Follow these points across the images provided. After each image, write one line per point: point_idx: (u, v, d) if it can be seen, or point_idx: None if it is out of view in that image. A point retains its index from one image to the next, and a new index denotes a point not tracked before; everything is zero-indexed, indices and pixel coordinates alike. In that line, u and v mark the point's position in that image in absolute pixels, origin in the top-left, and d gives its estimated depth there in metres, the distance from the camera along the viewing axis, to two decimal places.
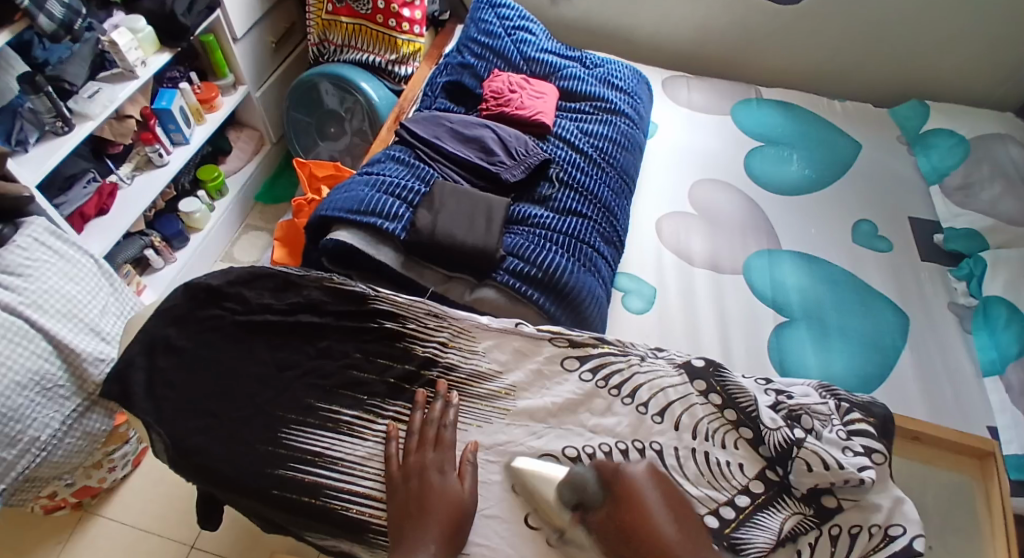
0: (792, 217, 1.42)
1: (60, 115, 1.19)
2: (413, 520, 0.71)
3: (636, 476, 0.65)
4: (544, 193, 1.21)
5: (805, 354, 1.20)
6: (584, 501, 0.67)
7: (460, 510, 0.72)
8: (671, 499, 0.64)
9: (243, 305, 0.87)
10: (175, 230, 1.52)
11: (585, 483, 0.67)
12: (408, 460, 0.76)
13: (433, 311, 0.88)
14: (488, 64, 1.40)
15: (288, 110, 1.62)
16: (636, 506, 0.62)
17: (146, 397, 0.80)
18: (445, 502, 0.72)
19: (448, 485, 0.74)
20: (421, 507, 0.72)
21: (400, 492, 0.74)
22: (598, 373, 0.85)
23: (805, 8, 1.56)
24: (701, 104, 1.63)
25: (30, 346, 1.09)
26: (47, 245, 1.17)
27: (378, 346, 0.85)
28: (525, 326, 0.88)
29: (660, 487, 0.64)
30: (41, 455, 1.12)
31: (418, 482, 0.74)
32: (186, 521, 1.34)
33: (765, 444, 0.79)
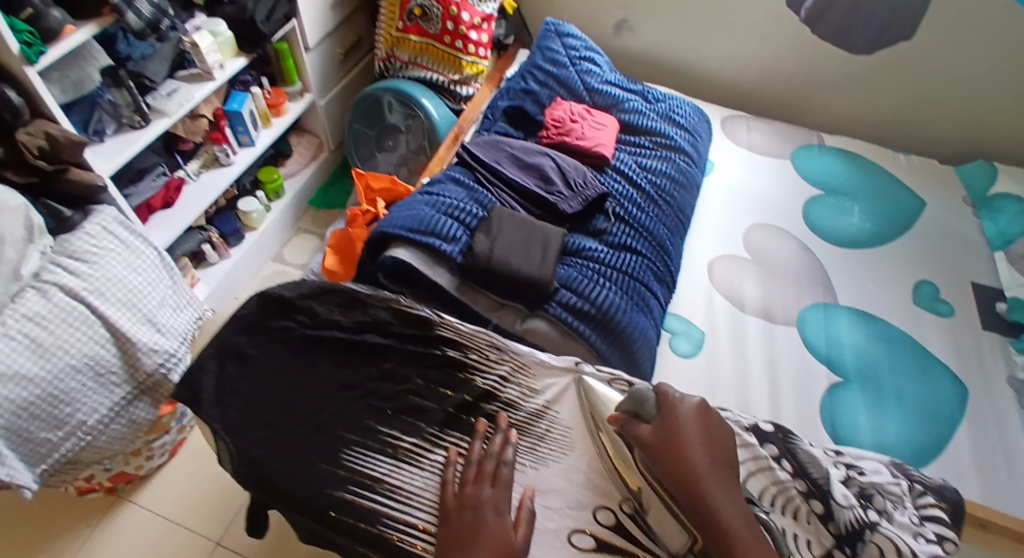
0: (848, 272, 1.41)
1: (138, 111, 1.23)
2: (461, 547, 0.70)
3: (684, 410, 0.75)
4: (599, 226, 1.20)
5: (857, 416, 1.21)
6: (637, 414, 0.78)
7: (511, 550, 0.71)
8: (714, 436, 0.74)
9: (312, 319, 0.89)
10: (233, 227, 1.58)
11: (640, 400, 0.78)
12: (465, 491, 0.75)
13: (494, 344, 0.89)
14: (551, 92, 1.40)
15: (352, 123, 1.66)
16: (677, 431, 0.73)
17: (214, 404, 0.82)
18: (498, 544, 0.70)
19: (505, 526, 0.73)
20: (473, 538, 0.71)
21: (453, 524, 0.73)
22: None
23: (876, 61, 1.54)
24: (763, 146, 1.61)
25: (88, 331, 1.12)
26: (114, 234, 1.20)
27: (438, 374, 0.86)
28: (583, 366, 0.87)
29: (703, 422, 0.75)
30: (86, 439, 1.15)
31: (472, 514, 0.73)
32: (215, 518, 1.36)
33: (834, 521, 0.72)
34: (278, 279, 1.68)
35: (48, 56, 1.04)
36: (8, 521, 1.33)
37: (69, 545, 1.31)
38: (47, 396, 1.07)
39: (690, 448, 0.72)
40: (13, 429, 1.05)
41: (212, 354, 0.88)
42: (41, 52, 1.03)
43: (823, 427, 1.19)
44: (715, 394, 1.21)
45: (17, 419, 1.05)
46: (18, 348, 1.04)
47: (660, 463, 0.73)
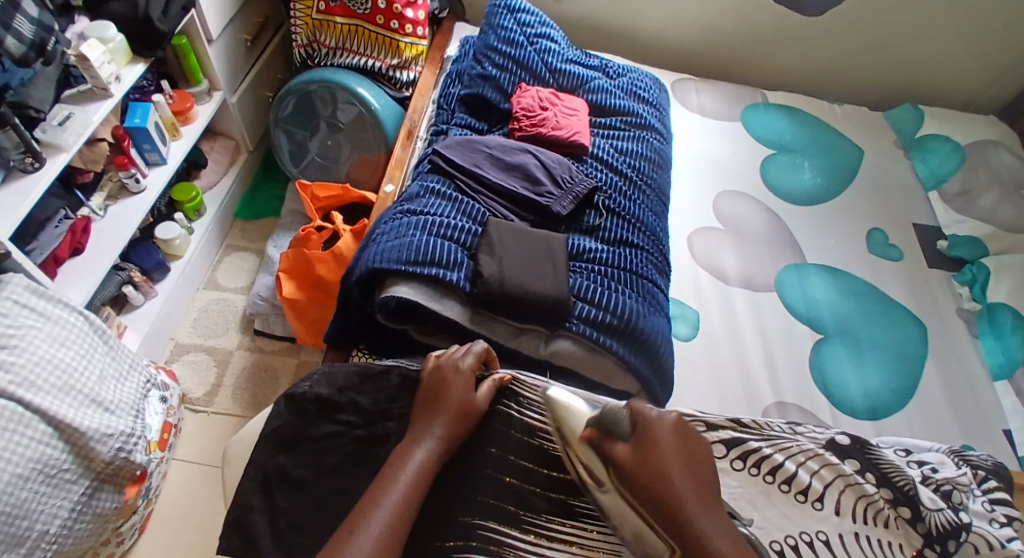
0: (813, 229, 1.45)
1: (29, 151, 1.01)
2: (429, 407, 0.77)
3: (662, 425, 0.66)
4: (592, 223, 1.14)
5: (843, 371, 1.24)
6: (614, 431, 0.68)
7: (472, 415, 0.78)
8: (688, 454, 0.65)
9: (362, 415, 0.83)
10: (155, 260, 1.38)
11: (614, 417, 0.70)
12: (444, 364, 0.81)
13: (554, 394, 0.82)
14: (512, 76, 1.33)
15: (279, 126, 1.60)
16: (656, 454, 0.63)
17: (275, 546, 0.75)
18: (463, 410, 0.77)
19: (470, 389, 0.79)
20: (439, 398, 0.77)
21: (428, 389, 0.79)
22: (749, 460, 0.75)
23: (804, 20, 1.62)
24: (713, 110, 1.62)
25: (26, 432, 0.91)
26: (29, 306, 0.97)
27: (507, 438, 0.81)
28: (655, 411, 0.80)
29: (678, 444, 0.65)
30: (50, 548, 0.97)
31: (439, 378, 0.80)
32: None
33: (923, 523, 0.73)
34: (215, 308, 1.54)
35: None
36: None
37: None
38: None
39: (668, 469, 0.62)
40: None
41: (252, 486, 0.80)
42: None
43: (819, 388, 1.21)
44: (722, 387, 1.19)
45: None
46: None
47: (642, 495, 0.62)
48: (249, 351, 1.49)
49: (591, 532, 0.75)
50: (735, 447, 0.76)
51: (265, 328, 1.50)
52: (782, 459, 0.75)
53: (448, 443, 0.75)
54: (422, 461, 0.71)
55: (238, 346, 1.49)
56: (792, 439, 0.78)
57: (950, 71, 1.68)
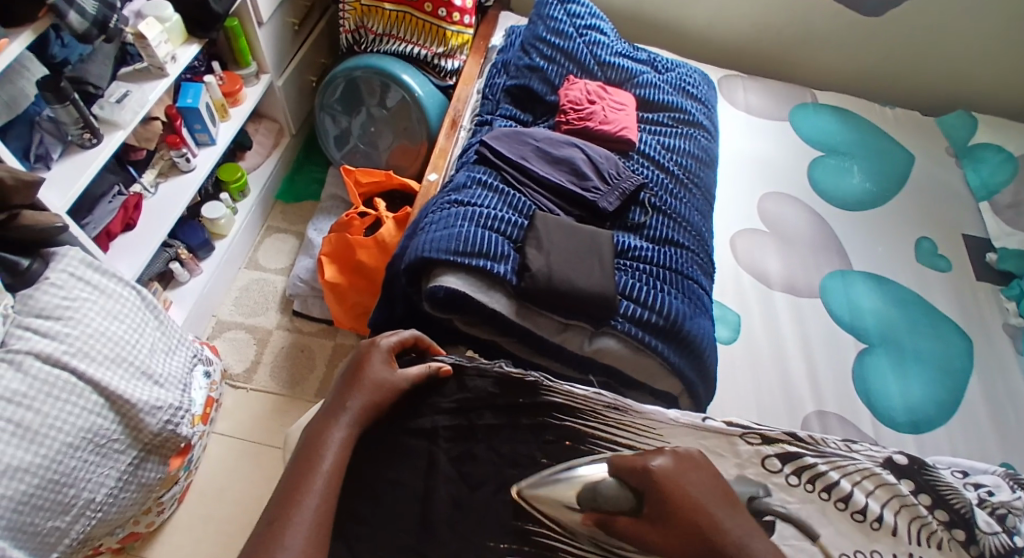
0: (858, 235, 1.42)
1: (87, 127, 1.03)
2: (348, 385, 0.78)
3: (661, 468, 0.70)
4: (638, 220, 1.11)
5: (886, 382, 1.21)
6: (618, 508, 0.71)
7: (392, 390, 0.79)
8: (700, 482, 0.71)
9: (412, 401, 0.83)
10: (201, 239, 1.42)
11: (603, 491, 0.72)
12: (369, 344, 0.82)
13: (611, 403, 0.83)
14: (559, 68, 1.32)
15: (324, 110, 1.61)
16: (682, 501, 0.68)
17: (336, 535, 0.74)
18: (378, 385, 0.78)
19: (388, 365, 0.81)
20: (357, 377, 0.79)
21: (348, 368, 0.81)
22: (804, 476, 0.75)
23: (858, 19, 1.58)
24: (760, 108, 1.60)
25: (79, 402, 0.93)
26: (84, 279, 0.99)
27: (560, 447, 0.79)
28: (711, 420, 0.80)
29: (685, 475, 0.71)
30: (96, 515, 1.00)
31: (359, 358, 0.81)
32: None
33: (976, 545, 0.73)
34: (255, 287, 1.56)
35: None
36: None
37: None
38: (47, 483, 0.90)
39: (698, 510, 0.67)
40: (16, 527, 0.88)
41: None
42: None
43: (862, 399, 1.20)
44: (761, 394, 1.17)
45: (18, 515, 0.87)
46: (3, 437, 0.85)
47: (687, 552, 0.66)
48: (287, 331, 1.51)
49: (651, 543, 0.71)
50: (790, 462, 0.76)
51: (302, 309, 1.53)
52: (837, 476, 0.76)
53: (362, 419, 0.76)
54: (340, 440, 0.73)
55: (276, 325, 1.52)
56: (848, 456, 0.78)
57: (1008, 77, 1.61)
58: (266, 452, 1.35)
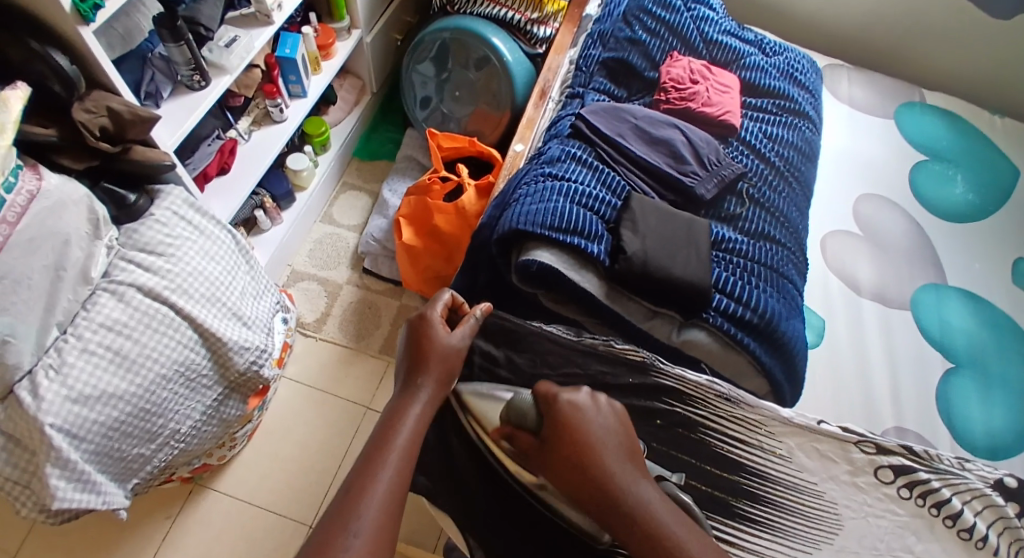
0: (957, 248, 1.34)
1: (197, 68, 1.03)
2: (417, 365, 0.77)
3: (577, 404, 0.69)
4: (732, 211, 1.07)
5: (968, 403, 1.15)
6: (523, 424, 0.70)
7: (455, 361, 0.79)
8: (614, 431, 0.69)
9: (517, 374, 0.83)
10: (285, 190, 1.44)
11: (521, 409, 0.71)
12: (424, 316, 0.80)
13: (724, 395, 0.81)
14: (662, 43, 1.27)
15: (412, 68, 1.58)
16: (576, 436, 0.67)
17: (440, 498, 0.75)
18: (442, 357, 0.77)
19: (444, 332, 0.80)
20: (422, 352, 0.77)
21: (409, 344, 0.79)
22: (916, 490, 0.77)
23: (981, 16, 1.47)
24: (863, 102, 1.52)
25: (175, 336, 0.96)
26: (187, 220, 1.01)
27: (670, 434, 0.80)
28: (826, 425, 0.79)
29: (601, 418, 0.69)
30: (179, 445, 1.04)
31: (419, 334, 0.79)
32: (305, 498, 1.29)
33: None
34: (329, 241, 1.58)
35: (105, 10, 0.83)
36: (103, 536, 1.22)
37: (148, 540, 1.22)
38: (137, 412, 0.93)
39: (587, 453, 0.66)
40: (105, 451, 0.92)
41: None
42: (99, 7, 0.82)
43: (942, 418, 1.13)
44: (840, 403, 1.13)
45: (109, 440, 0.91)
46: (101, 363, 0.89)
47: (568, 485, 0.66)
48: (356, 287, 1.53)
49: (750, 535, 0.77)
50: (904, 474, 0.77)
51: (372, 268, 1.54)
52: (947, 493, 0.76)
53: (438, 395, 0.76)
54: (417, 420, 0.72)
55: (347, 280, 1.54)
56: (960, 474, 0.78)
57: None
58: (328, 401, 1.39)
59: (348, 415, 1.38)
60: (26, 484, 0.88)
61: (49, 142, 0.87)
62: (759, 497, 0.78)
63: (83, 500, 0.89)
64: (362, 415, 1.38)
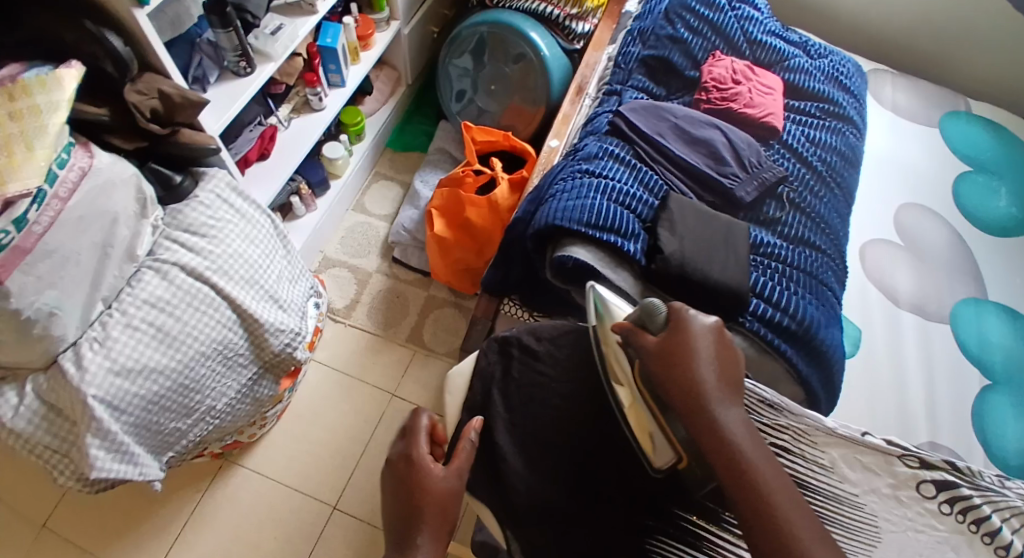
0: (999, 262, 1.31)
1: (244, 55, 1.05)
2: (413, 514, 0.71)
3: (699, 323, 0.69)
4: (772, 215, 1.07)
5: (1005, 421, 1.12)
6: (647, 324, 0.72)
7: (451, 499, 0.73)
8: (721, 355, 0.69)
9: (556, 370, 0.84)
10: (320, 177, 1.46)
11: (651, 312, 0.72)
12: (410, 454, 0.75)
13: (768, 402, 0.81)
14: (705, 43, 1.26)
15: (448, 61, 1.59)
16: (685, 345, 0.68)
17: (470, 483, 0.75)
18: (440, 500, 0.72)
19: (438, 469, 0.75)
20: (415, 498, 0.72)
21: (399, 485, 0.74)
22: (958, 507, 0.74)
23: None
24: (908, 109, 1.49)
25: (215, 315, 0.97)
26: (229, 202, 1.03)
27: None
28: (870, 436, 0.78)
29: (715, 342, 0.69)
30: (213, 422, 1.06)
31: (407, 477, 0.74)
32: (329, 480, 1.30)
33: None
34: (361, 230, 1.60)
35: None
36: (133, 507, 1.25)
37: (177, 512, 1.25)
38: (176, 387, 0.95)
39: (690, 362, 0.67)
40: (144, 423, 0.94)
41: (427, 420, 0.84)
42: None
43: (977, 435, 1.11)
44: (872, 414, 1.12)
45: (148, 413, 0.94)
46: (144, 338, 0.91)
47: (664, 382, 0.67)
48: (386, 276, 1.54)
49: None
50: (946, 490, 0.75)
51: (402, 258, 1.55)
52: (988, 510, 0.72)
53: (439, 544, 0.70)
54: None
55: (377, 269, 1.55)
56: (1001, 492, 0.74)
57: None
58: (356, 386, 1.40)
59: (374, 401, 1.39)
60: (65, 453, 0.91)
61: (101, 122, 0.89)
62: None
63: (120, 471, 0.91)
64: (387, 402, 1.39)
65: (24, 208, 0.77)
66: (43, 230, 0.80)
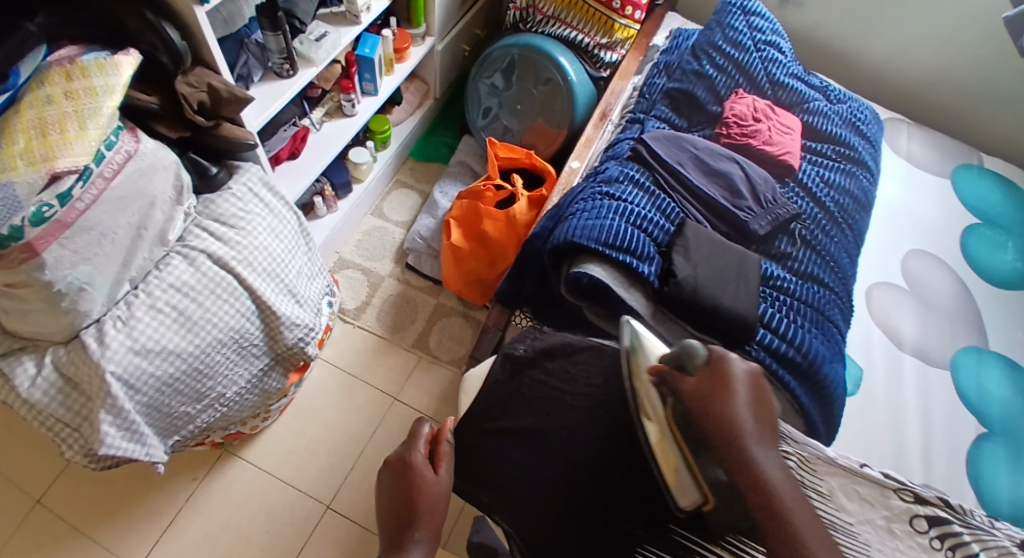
0: (1002, 313, 1.33)
1: (288, 58, 1.09)
2: (409, 513, 0.77)
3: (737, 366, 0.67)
4: (783, 250, 1.10)
5: (998, 472, 1.12)
6: (680, 363, 0.70)
7: (444, 499, 0.80)
8: (760, 398, 0.66)
9: (570, 383, 0.88)
10: (344, 179, 1.49)
11: (692, 353, 0.68)
12: (407, 459, 0.83)
13: None
14: (728, 80, 1.30)
15: (478, 78, 1.63)
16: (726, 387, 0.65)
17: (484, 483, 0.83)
18: (433, 499, 0.78)
19: (432, 473, 0.82)
20: (411, 499, 0.78)
21: (397, 488, 0.81)
22: (948, 543, 0.76)
23: None
24: (922, 159, 1.52)
25: (235, 304, 1.00)
26: (259, 196, 1.06)
27: None
28: (870, 471, 0.82)
29: (754, 385, 0.66)
30: (220, 410, 1.08)
31: (405, 481, 0.81)
32: (328, 478, 1.32)
33: None
34: (377, 234, 1.63)
35: None
36: (133, 489, 1.27)
37: (173, 499, 1.26)
38: (191, 371, 0.97)
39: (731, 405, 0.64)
40: (155, 404, 0.96)
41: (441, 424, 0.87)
42: None
43: (965, 480, 1.12)
44: (869, 450, 1.13)
45: (160, 395, 0.95)
46: (165, 321, 0.94)
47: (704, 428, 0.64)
48: (398, 282, 1.57)
49: None
50: (937, 526, 0.78)
51: (415, 265, 1.58)
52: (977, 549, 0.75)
53: (434, 543, 0.75)
54: None
55: (390, 274, 1.58)
56: (990, 532, 0.78)
57: None
58: (359, 387, 1.42)
59: (375, 403, 1.41)
60: (76, 428, 0.93)
61: (151, 110, 0.92)
62: None
63: (128, 450, 0.92)
64: (389, 406, 1.41)
65: (69, 183, 0.80)
66: (85, 207, 0.83)
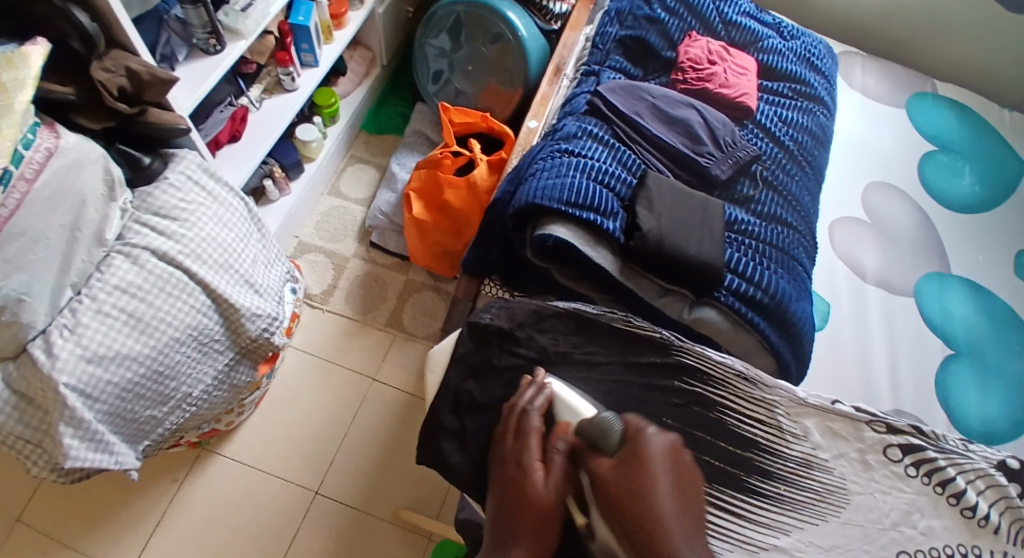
0: (962, 237, 1.35)
1: (213, 32, 1.03)
2: (510, 531, 0.73)
3: (653, 448, 0.76)
4: (746, 193, 1.08)
5: (966, 392, 1.15)
6: (600, 443, 0.76)
7: (560, 505, 0.74)
8: (675, 479, 0.75)
9: (540, 352, 0.88)
10: (294, 159, 1.43)
11: (607, 431, 0.76)
12: (521, 457, 0.78)
13: (741, 373, 0.83)
14: (681, 23, 1.27)
15: (425, 40, 1.58)
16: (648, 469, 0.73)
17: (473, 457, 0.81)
18: (539, 513, 0.73)
19: (543, 477, 0.75)
20: (515, 514, 0.74)
21: (503, 498, 0.76)
22: (923, 469, 0.78)
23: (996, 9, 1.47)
24: (877, 92, 1.52)
25: (189, 300, 0.96)
26: (201, 185, 1.01)
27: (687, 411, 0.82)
28: (841, 405, 0.82)
29: (670, 467, 0.76)
30: (189, 409, 1.05)
31: (505, 490, 0.76)
32: (312, 465, 1.30)
33: None
34: (336, 214, 1.58)
35: None
36: (111, 498, 1.23)
37: (156, 502, 1.24)
38: (150, 374, 0.94)
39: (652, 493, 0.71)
40: (117, 411, 0.92)
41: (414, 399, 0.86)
42: None
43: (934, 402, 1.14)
44: (840, 383, 1.15)
45: (122, 402, 0.92)
46: (116, 324, 0.89)
47: (627, 517, 0.70)
48: (363, 261, 1.53)
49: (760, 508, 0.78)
50: (912, 453, 0.79)
51: (379, 242, 1.54)
52: (952, 472, 0.78)
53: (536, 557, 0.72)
54: None
55: (354, 254, 1.54)
56: (965, 455, 0.80)
57: None
58: (335, 371, 1.40)
59: (352, 385, 1.38)
60: (36, 443, 0.89)
61: (68, 101, 0.86)
62: (771, 473, 0.79)
63: (94, 460, 0.89)
64: (368, 387, 1.39)
65: None
66: (10, 212, 0.79)
